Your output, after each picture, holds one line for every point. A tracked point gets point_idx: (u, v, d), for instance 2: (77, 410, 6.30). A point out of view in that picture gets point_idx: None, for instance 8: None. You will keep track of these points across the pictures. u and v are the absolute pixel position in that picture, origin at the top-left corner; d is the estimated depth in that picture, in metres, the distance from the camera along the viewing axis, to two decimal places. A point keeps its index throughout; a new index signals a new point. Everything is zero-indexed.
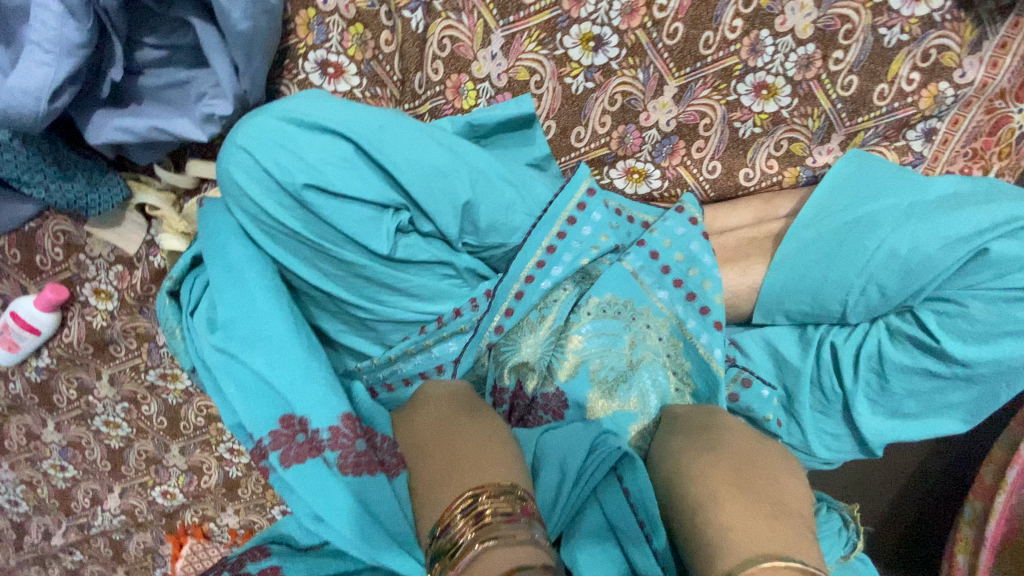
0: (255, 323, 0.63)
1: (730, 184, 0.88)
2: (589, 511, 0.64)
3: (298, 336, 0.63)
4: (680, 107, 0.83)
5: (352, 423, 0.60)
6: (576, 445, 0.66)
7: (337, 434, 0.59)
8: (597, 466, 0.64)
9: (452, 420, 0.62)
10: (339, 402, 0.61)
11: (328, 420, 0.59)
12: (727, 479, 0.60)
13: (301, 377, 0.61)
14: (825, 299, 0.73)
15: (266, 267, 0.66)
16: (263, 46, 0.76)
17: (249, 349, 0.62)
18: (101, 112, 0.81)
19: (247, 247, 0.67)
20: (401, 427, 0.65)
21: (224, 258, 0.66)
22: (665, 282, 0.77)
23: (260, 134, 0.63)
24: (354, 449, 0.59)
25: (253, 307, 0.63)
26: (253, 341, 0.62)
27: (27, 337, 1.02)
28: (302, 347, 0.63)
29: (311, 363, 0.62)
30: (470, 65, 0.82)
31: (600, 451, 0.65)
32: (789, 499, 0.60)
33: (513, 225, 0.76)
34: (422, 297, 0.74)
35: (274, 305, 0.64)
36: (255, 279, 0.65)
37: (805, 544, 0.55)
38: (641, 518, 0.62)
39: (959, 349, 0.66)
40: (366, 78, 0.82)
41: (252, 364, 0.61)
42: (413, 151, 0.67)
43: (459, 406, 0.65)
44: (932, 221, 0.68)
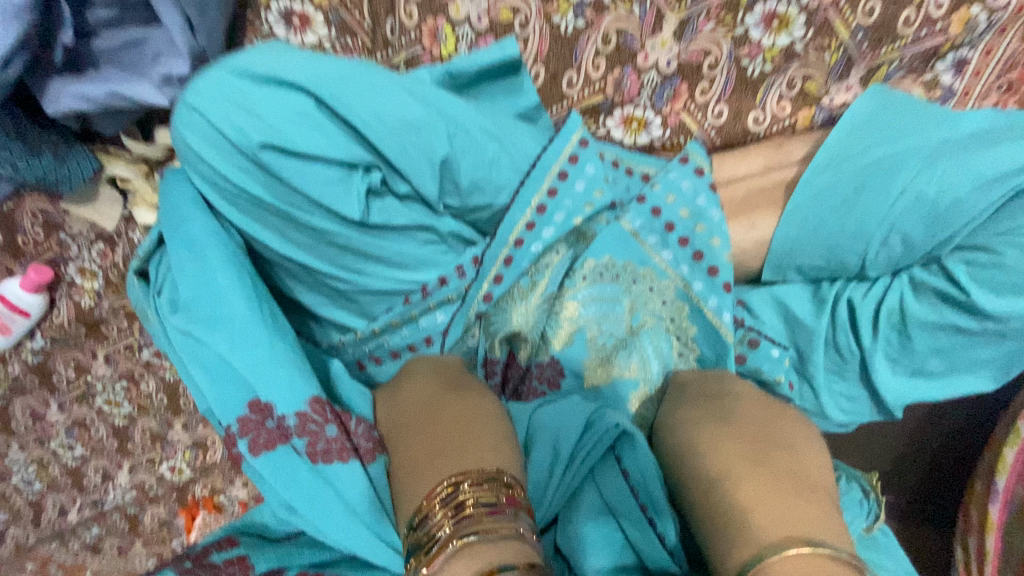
0: (216, 305, 0.60)
1: (738, 129, 0.81)
2: (586, 493, 0.61)
3: (264, 316, 0.61)
4: (682, 44, 0.75)
5: (322, 408, 0.59)
6: (571, 420, 0.63)
7: (304, 421, 0.58)
8: (596, 443, 0.61)
9: (438, 400, 0.60)
10: (306, 387, 0.59)
11: (294, 406, 0.58)
12: (742, 454, 0.55)
13: (266, 362, 0.59)
14: (841, 252, 0.67)
15: (230, 244, 0.62)
16: (217, 2, 0.71)
17: (211, 332, 0.60)
18: (56, 78, 0.74)
19: (207, 223, 0.62)
20: (386, 409, 0.63)
21: (183, 234, 0.62)
22: (668, 241, 0.71)
23: (213, 92, 0.57)
24: (324, 436, 0.58)
25: (213, 288, 0.60)
26: (216, 325, 0.60)
27: (18, 320, 0.98)
28: (268, 330, 0.60)
29: (277, 347, 0.60)
30: (446, 7, 0.74)
31: (595, 430, 0.61)
32: (810, 472, 0.55)
33: (499, 184, 0.70)
34: (402, 265, 0.69)
35: (235, 286, 0.60)
36: (215, 256, 0.61)
37: (829, 521, 0.51)
38: (643, 502, 0.59)
39: (992, 302, 0.60)
40: (336, 27, 0.76)
41: (218, 349, 0.60)
42: (384, 104, 0.61)
43: (447, 385, 0.62)
44: (963, 161, 0.61)
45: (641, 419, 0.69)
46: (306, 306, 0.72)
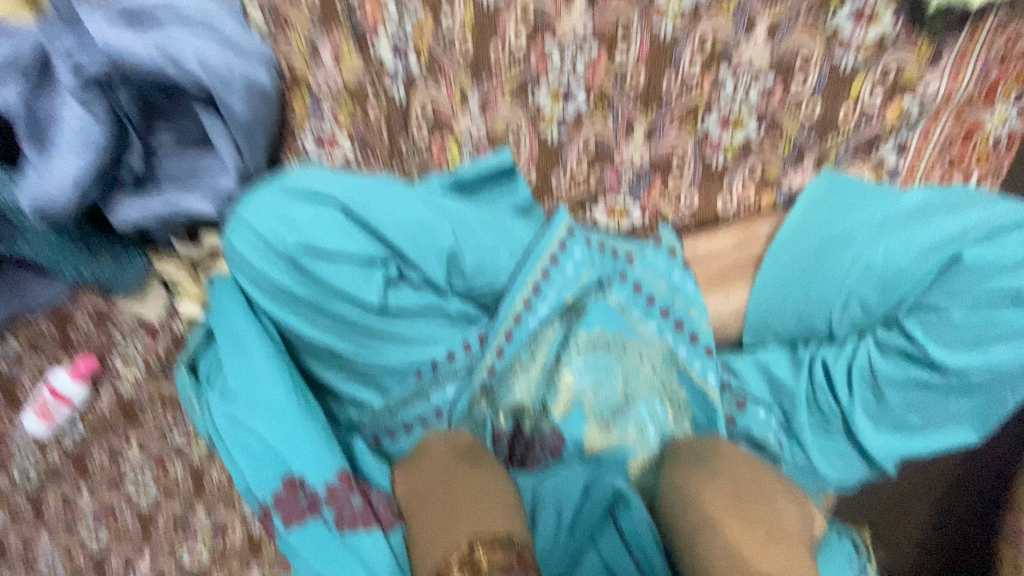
0: (258, 391, 0.69)
1: (708, 212, 0.91)
2: (587, 557, 0.66)
3: (299, 400, 0.69)
4: (652, 145, 0.88)
5: (347, 480, 0.67)
6: (571, 487, 0.69)
7: (333, 492, 0.66)
8: (597, 504, 0.67)
9: (454, 474, 0.68)
10: (333, 460, 0.67)
11: (325, 478, 0.66)
12: (724, 504, 0.64)
13: (299, 440, 0.67)
14: (811, 317, 0.74)
15: (266, 337, 0.71)
16: (261, 129, 0.85)
17: (253, 416, 0.69)
18: (121, 196, 0.88)
19: (247, 318, 0.71)
20: (401, 481, 0.71)
21: (229, 329, 0.71)
22: (652, 313, 0.79)
23: (257, 206, 0.69)
24: (349, 505, 0.66)
25: (256, 375, 0.69)
26: (257, 408, 0.69)
27: (61, 408, 1.02)
28: (302, 411, 0.69)
29: (310, 426, 0.68)
30: (451, 125, 0.88)
31: (594, 494, 0.68)
32: (782, 521, 0.63)
33: (499, 268, 0.80)
34: (414, 343, 0.77)
35: (272, 373, 0.69)
36: (257, 348, 0.70)
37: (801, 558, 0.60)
38: (637, 559, 0.65)
39: (950, 357, 0.66)
40: (359, 145, 0.91)
41: (258, 430, 0.68)
42: (399, 209, 0.73)
43: (460, 458, 0.71)
44: (904, 234, 0.70)
45: (640, 484, 0.75)
46: (327, 382, 0.79)
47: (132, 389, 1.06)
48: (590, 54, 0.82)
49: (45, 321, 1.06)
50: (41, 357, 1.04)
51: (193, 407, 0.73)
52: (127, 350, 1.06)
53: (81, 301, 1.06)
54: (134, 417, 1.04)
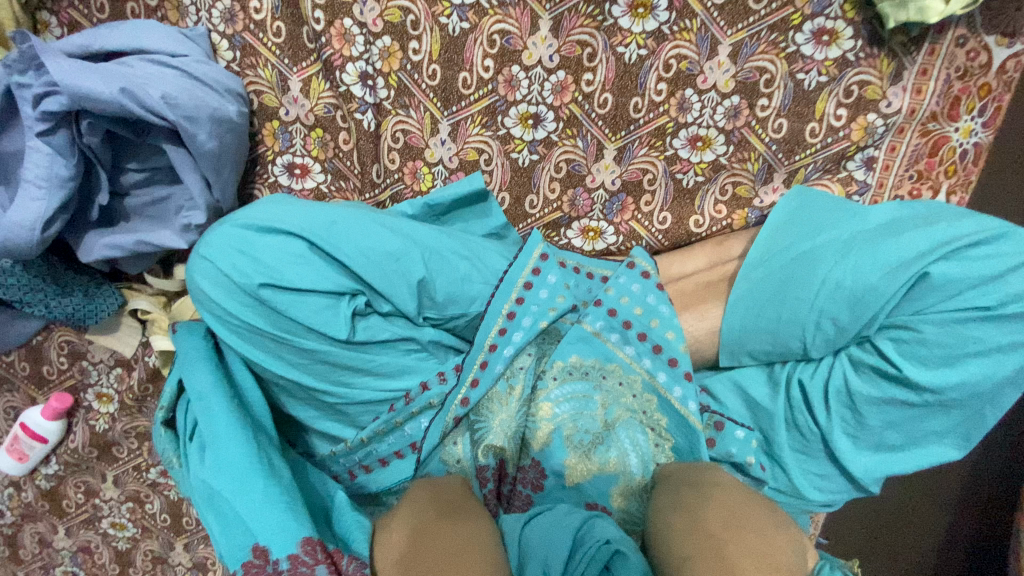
0: (220, 451, 0.65)
1: (682, 232, 0.91)
2: None
3: (262, 458, 0.66)
4: (622, 167, 0.88)
5: (314, 548, 0.60)
6: (558, 539, 0.64)
7: (297, 563, 0.59)
8: (589, 562, 0.61)
9: (433, 537, 0.60)
10: (298, 525, 0.61)
11: (288, 548, 0.60)
12: (719, 518, 0.61)
13: (262, 506, 0.62)
14: (784, 336, 0.73)
15: (228, 394, 0.70)
16: (230, 161, 0.84)
17: (218, 479, 0.64)
18: (92, 233, 0.89)
19: (212, 370, 0.71)
20: (378, 547, 0.63)
21: (197, 384, 0.70)
22: (628, 338, 0.78)
23: (220, 242, 0.69)
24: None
25: (219, 433, 0.66)
26: (220, 467, 0.65)
27: (36, 446, 1.06)
28: (264, 475, 0.64)
29: (271, 488, 0.64)
30: (423, 152, 0.88)
31: (584, 550, 0.63)
32: (783, 554, 0.59)
33: (471, 295, 0.79)
34: (387, 375, 0.76)
35: (233, 430, 0.66)
36: (218, 406, 0.68)
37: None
38: None
39: (923, 375, 0.65)
40: (331, 173, 0.90)
41: (224, 489, 0.64)
42: (366, 240, 0.72)
43: (441, 516, 0.63)
44: (872, 251, 0.69)
45: (624, 514, 0.73)
46: (300, 419, 0.78)
47: (108, 422, 1.07)
48: (557, 80, 0.83)
49: (16, 356, 1.05)
50: (14, 393, 1.07)
51: (172, 466, 0.74)
52: (103, 385, 1.06)
53: (51, 336, 1.04)
54: (112, 451, 1.08)
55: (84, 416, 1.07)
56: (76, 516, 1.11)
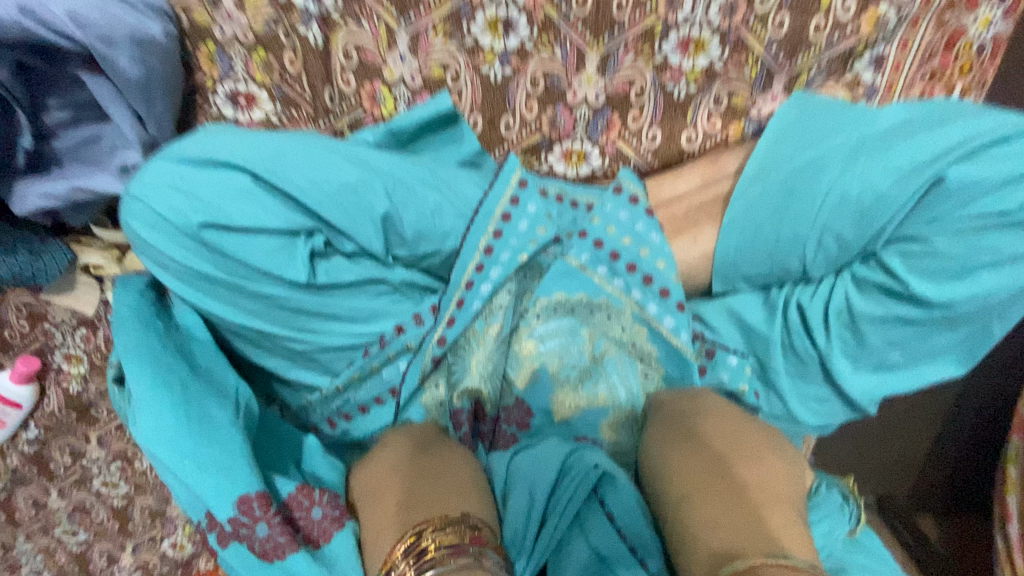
0: (144, 415, 0.59)
1: (673, 150, 0.83)
2: (573, 544, 0.58)
3: (190, 415, 0.59)
4: (607, 78, 0.79)
5: (249, 506, 0.56)
6: (546, 465, 0.62)
7: (237, 524, 0.56)
8: (577, 486, 0.60)
9: (408, 468, 0.60)
10: (233, 487, 0.56)
11: (226, 512, 0.56)
12: (722, 440, 0.60)
13: (196, 470, 0.57)
14: (782, 257, 0.68)
15: (160, 352, 0.63)
16: (160, 88, 0.74)
17: (150, 444, 0.59)
18: (22, 181, 0.78)
19: (141, 328, 0.64)
20: (358, 482, 0.64)
21: (127, 344, 0.63)
22: (615, 269, 0.73)
23: (154, 180, 0.62)
24: (256, 536, 0.56)
25: (141, 396, 0.60)
26: (148, 436, 0.58)
27: (11, 412, 0.98)
28: (192, 436, 0.58)
29: (204, 449, 0.57)
30: (381, 71, 0.79)
31: (572, 476, 0.61)
32: (779, 478, 0.58)
33: (443, 229, 0.72)
34: (357, 319, 0.71)
35: (152, 394, 0.59)
36: (138, 374, 0.61)
37: (804, 544, 0.52)
38: (631, 545, 0.58)
39: (933, 290, 0.60)
40: (280, 101, 0.81)
41: (160, 457, 0.58)
42: (320, 172, 0.65)
43: (419, 448, 0.63)
44: (879, 158, 0.63)
45: (614, 445, 0.70)
46: (270, 369, 0.73)
47: (81, 384, 1.04)
48: None
49: None
50: None
51: None
52: (69, 346, 1.01)
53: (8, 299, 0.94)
54: (91, 413, 1.05)
55: (55, 377, 1.02)
56: (66, 478, 1.08)
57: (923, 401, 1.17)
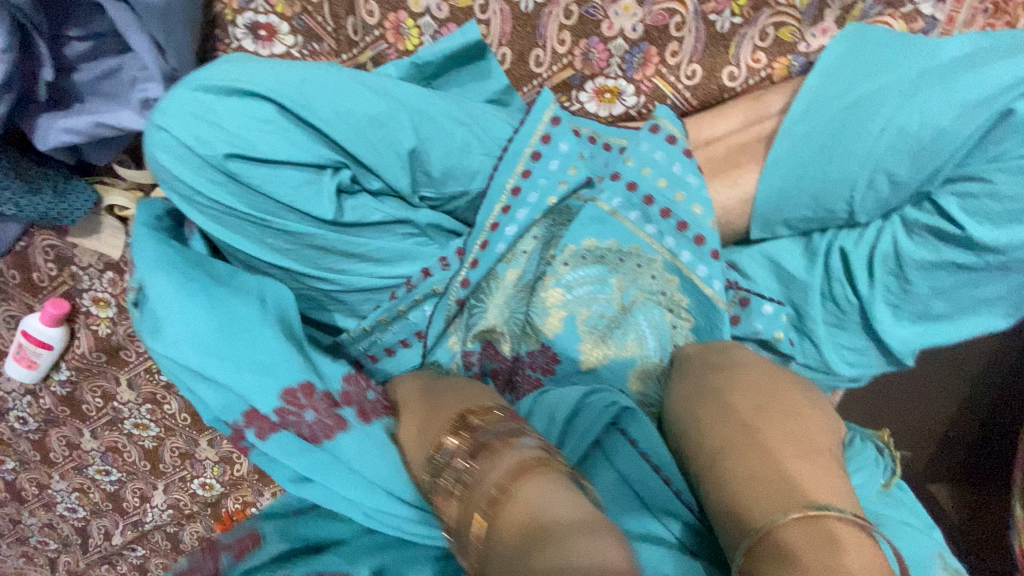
0: (176, 324, 0.60)
1: (712, 88, 0.78)
2: (599, 469, 0.61)
3: (225, 321, 0.60)
4: (645, 8, 0.74)
5: (297, 395, 0.59)
6: (568, 396, 0.63)
7: (285, 413, 0.59)
8: (597, 417, 0.61)
9: (434, 400, 0.60)
10: (275, 382, 0.59)
11: (271, 403, 0.59)
12: (749, 394, 0.56)
13: (237, 370, 0.59)
14: (828, 199, 0.64)
15: (185, 268, 0.63)
16: (182, 20, 0.72)
17: (182, 352, 0.59)
18: (46, 115, 0.77)
19: (156, 245, 0.64)
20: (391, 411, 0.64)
21: (148, 259, 0.63)
22: (649, 215, 0.70)
23: (176, 108, 0.60)
24: (307, 421, 0.59)
25: (171, 306, 0.61)
26: (181, 345, 0.59)
27: (43, 353, 1.03)
28: (230, 338, 0.60)
29: (241, 353, 0.59)
30: (406, 1, 0.76)
31: (591, 408, 0.62)
32: (812, 430, 0.54)
33: (471, 169, 0.70)
34: (385, 260, 0.70)
35: (182, 302, 0.60)
36: (165, 285, 0.61)
37: (838, 495, 0.49)
38: (655, 464, 0.59)
39: (989, 233, 0.57)
40: (301, 34, 0.78)
41: (192, 366, 0.59)
42: (344, 102, 0.62)
43: (437, 378, 0.65)
44: (945, 88, 0.57)
45: (642, 396, 0.68)
46: (298, 311, 0.73)
47: (109, 327, 1.04)
48: None
49: (4, 264, 1.00)
50: (9, 301, 1.03)
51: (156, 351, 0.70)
52: (98, 290, 1.02)
53: (37, 241, 0.98)
54: (121, 355, 1.06)
55: (86, 320, 1.04)
56: (100, 418, 1.11)
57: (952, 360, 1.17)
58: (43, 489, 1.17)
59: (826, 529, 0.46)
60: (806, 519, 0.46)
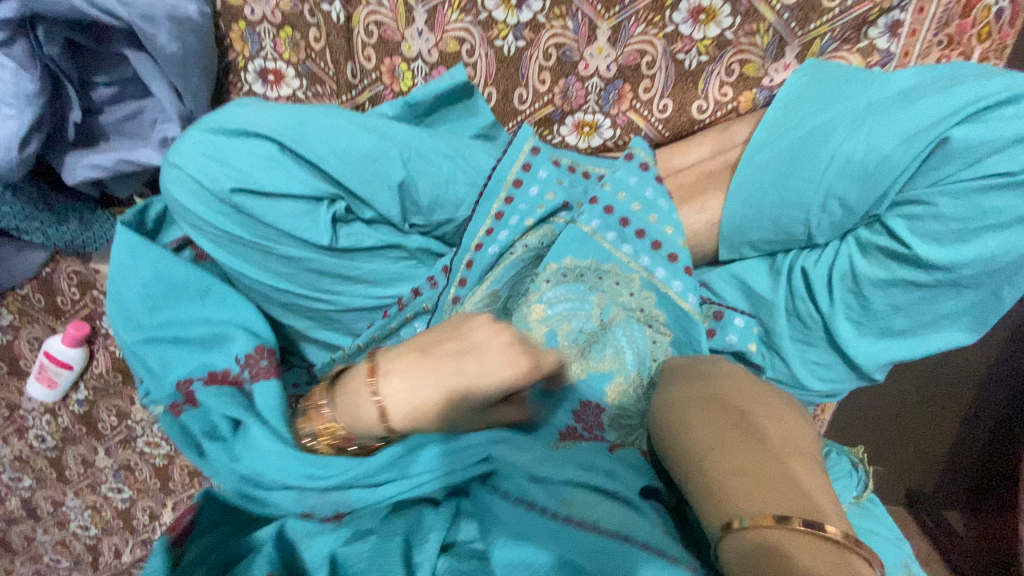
0: (187, 299, 0.73)
1: (683, 120, 0.84)
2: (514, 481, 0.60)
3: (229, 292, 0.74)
4: (618, 49, 0.81)
5: (261, 350, 0.71)
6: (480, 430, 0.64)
7: (248, 360, 0.70)
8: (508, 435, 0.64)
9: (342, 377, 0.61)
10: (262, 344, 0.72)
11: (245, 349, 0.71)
12: (746, 394, 0.57)
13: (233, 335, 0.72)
14: (787, 223, 0.68)
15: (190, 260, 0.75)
16: (198, 68, 0.80)
17: (190, 326, 0.72)
18: (73, 152, 0.86)
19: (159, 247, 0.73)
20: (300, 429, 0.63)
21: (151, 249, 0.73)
22: (625, 235, 0.74)
23: (191, 148, 0.67)
24: (259, 364, 0.69)
25: (181, 278, 0.73)
26: (191, 317, 0.72)
27: (63, 372, 1.09)
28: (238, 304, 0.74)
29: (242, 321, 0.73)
30: (400, 47, 0.84)
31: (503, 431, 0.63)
32: (801, 435, 0.54)
33: (457, 198, 0.76)
34: (379, 283, 0.75)
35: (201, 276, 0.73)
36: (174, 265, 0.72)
37: (833, 505, 0.48)
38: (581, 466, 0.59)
39: (936, 253, 0.60)
40: (306, 78, 0.86)
41: (193, 339, 0.72)
42: (340, 141, 0.69)
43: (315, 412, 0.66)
44: (887, 120, 0.62)
45: (619, 409, 0.68)
46: (297, 330, 0.79)
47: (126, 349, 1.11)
48: None
49: (31, 288, 1.08)
50: (34, 324, 1.10)
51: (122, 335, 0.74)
52: None
53: (61, 267, 1.05)
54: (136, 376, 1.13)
55: (104, 342, 1.11)
56: (115, 437, 1.17)
57: (933, 375, 1.16)
58: (57, 507, 1.23)
59: (844, 552, 0.43)
60: (821, 535, 0.43)
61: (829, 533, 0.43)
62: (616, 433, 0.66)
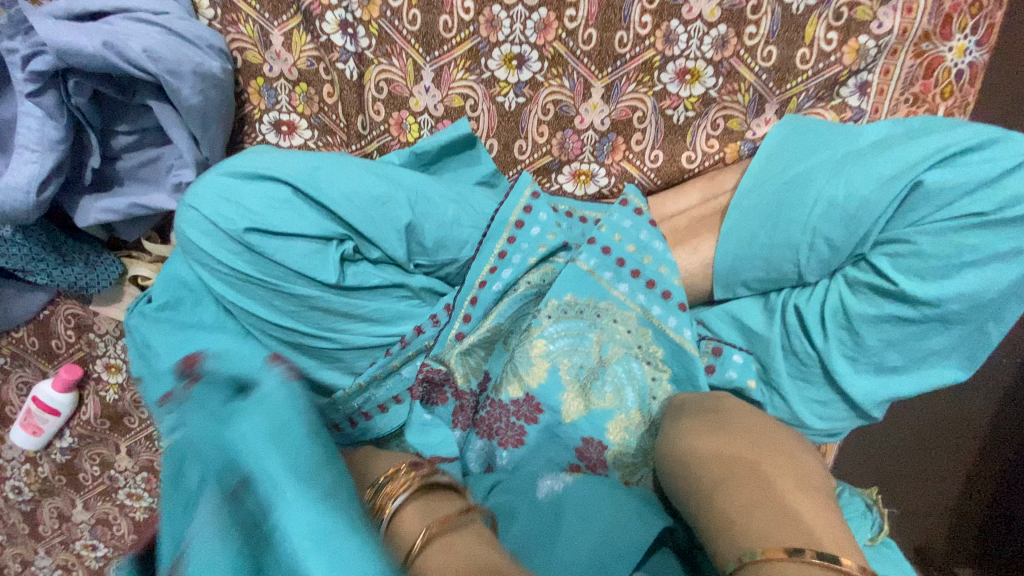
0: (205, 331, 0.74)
1: (674, 168, 0.89)
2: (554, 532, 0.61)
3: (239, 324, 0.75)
4: (611, 105, 0.87)
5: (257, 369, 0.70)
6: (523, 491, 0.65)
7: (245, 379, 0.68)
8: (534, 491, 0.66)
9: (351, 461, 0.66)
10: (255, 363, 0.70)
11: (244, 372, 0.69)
12: (754, 431, 0.58)
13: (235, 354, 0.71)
14: (778, 261, 0.71)
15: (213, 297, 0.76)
16: (216, 119, 0.86)
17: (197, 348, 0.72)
18: (87, 197, 0.89)
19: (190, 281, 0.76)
20: None
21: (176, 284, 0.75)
22: (622, 274, 0.77)
23: (208, 191, 0.70)
24: None
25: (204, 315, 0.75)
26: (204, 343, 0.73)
27: (49, 419, 1.07)
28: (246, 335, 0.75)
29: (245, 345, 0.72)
30: (408, 101, 0.89)
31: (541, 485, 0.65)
32: (811, 472, 0.53)
33: (461, 239, 0.79)
34: (382, 321, 0.77)
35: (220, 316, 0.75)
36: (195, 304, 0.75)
37: (844, 540, 0.46)
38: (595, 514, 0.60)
39: (922, 288, 0.63)
40: (318, 129, 0.93)
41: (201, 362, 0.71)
42: (351, 185, 0.72)
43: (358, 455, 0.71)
44: (864, 167, 0.67)
45: (621, 448, 0.69)
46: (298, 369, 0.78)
47: (117, 394, 1.09)
48: (540, 17, 0.82)
49: (26, 331, 1.08)
50: (25, 368, 1.09)
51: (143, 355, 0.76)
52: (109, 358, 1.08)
53: (60, 310, 1.06)
54: (124, 423, 1.10)
55: (94, 386, 1.09)
56: (95, 489, 1.12)
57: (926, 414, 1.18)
58: (26, 565, 1.16)
59: None
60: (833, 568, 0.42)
61: (843, 566, 0.42)
62: (619, 473, 0.68)
